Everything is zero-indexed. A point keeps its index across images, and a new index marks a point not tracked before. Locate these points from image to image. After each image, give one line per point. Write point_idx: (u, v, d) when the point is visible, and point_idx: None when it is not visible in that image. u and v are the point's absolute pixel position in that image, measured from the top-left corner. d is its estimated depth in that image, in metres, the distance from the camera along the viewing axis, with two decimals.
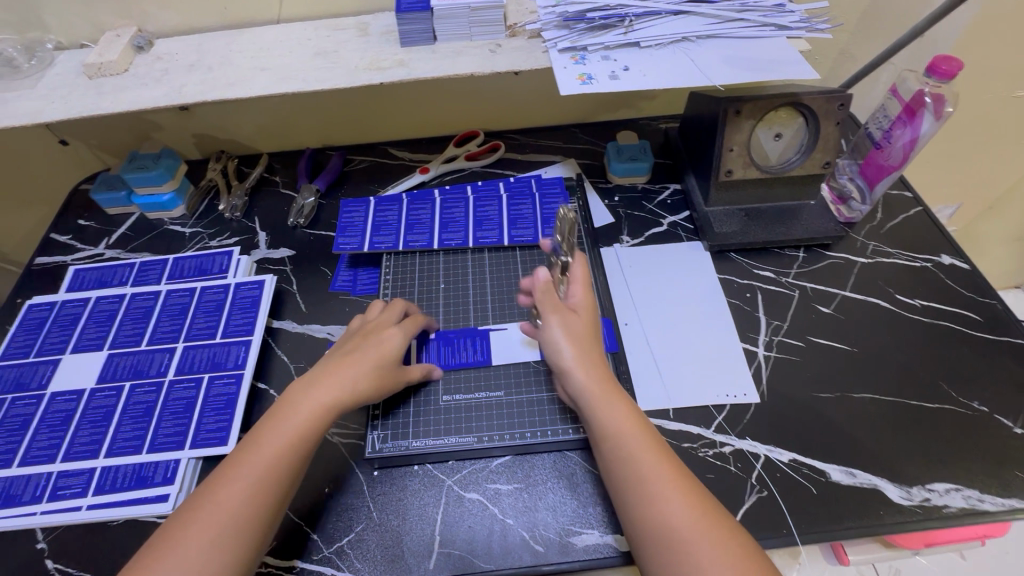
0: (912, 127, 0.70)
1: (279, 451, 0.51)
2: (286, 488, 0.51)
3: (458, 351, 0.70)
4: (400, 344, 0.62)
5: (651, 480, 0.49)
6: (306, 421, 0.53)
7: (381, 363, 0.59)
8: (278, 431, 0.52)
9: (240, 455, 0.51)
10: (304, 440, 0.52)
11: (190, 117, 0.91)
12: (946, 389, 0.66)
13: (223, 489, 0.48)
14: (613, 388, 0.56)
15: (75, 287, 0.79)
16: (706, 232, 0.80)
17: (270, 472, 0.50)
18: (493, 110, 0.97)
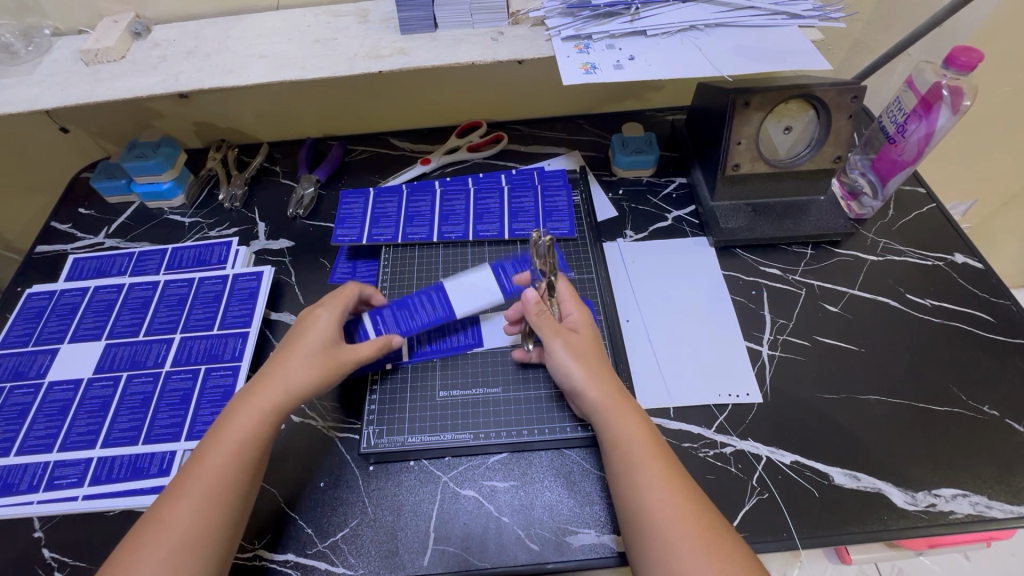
0: (927, 121, 0.67)
1: (225, 459, 0.51)
2: (243, 492, 0.51)
3: (412, 311, 0.68)
4: (330, 321, 0.60)
5: (655, 498, 0.49)
6: (249, 425, 0.53)
7: (308, 347, 0.58)
8: (222, 440, 0.52)
9: (195, 462, 0.51)
10: (257, 440, 0.53)
11: (190, 105, 0.90)
12: (956, 392, 0.65)
13: (172, 503, 0.49)
14: (623, 401, 0.56)
15: (75, 276, 0.79)
16: (712, 227, 0.78)
17: (216, 480, 0.50)
18: (496, 100, 0.96)
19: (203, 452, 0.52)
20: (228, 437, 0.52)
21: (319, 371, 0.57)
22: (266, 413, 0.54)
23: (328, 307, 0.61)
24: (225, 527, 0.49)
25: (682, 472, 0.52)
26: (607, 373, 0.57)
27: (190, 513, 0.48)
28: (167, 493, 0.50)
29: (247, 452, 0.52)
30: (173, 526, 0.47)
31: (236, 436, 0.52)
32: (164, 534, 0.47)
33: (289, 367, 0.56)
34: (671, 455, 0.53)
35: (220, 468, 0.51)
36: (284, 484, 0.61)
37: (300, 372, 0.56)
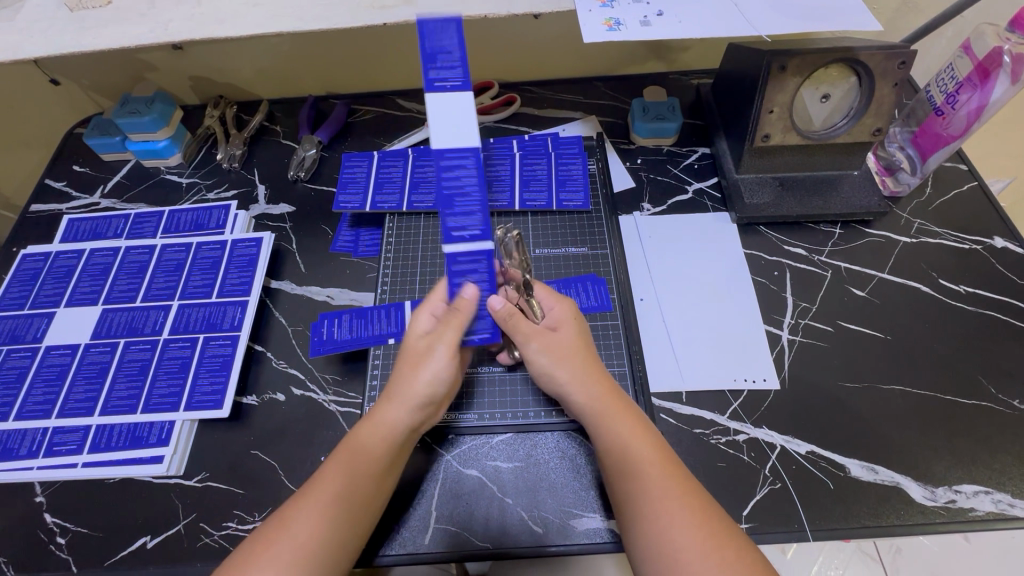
0: (981, 92, 0.61)
1: (348, 469, 0.50)
2: (357, 513, 0.49)
3: (458, 190, 0.49)
4: (426, 321, 0.56)
5: (655, 506, 0.47)
6: (372, 438, 0.52)
7: (405, 354, 0.55)
8: (345, 453, 0.51)
9: (319, 476, 0.50)
10: (378, 459, 0.51)
11: (186, 57, 0.85)
12: (986, 385, 0.62)
13: (294, 507, 0.48)
14: (621, 403, 0.54)
15: (70, 238, 0.76)
16: (735, 202, 0.74)
17: (338, 491, 0.49)
18: (509, 58, 0.89)
19: (328, 462, 0.51)
20: (354, 448, 0.51)
21: (416, 376, 0.53)
22: (387, 427, 0.52)
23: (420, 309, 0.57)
24: (337, 547, 0.47)
25: (681, 473, 0.50)
26: (593, 376, 0.54)
27: (312, 522, 0.47)
28: (293, 498, 0.49)
29: (370, 466, 0.51)
30: (294, 530, 0.46)
31: (360, 448, 0.51)
32: (282, 538, 0.46)
33: (399, 381, 0.53)
34: (680, 465, 0.51)
35: (344, 478, 0.49)
36: (285, 457, 0.60)
37: (403, 384, 0.53)
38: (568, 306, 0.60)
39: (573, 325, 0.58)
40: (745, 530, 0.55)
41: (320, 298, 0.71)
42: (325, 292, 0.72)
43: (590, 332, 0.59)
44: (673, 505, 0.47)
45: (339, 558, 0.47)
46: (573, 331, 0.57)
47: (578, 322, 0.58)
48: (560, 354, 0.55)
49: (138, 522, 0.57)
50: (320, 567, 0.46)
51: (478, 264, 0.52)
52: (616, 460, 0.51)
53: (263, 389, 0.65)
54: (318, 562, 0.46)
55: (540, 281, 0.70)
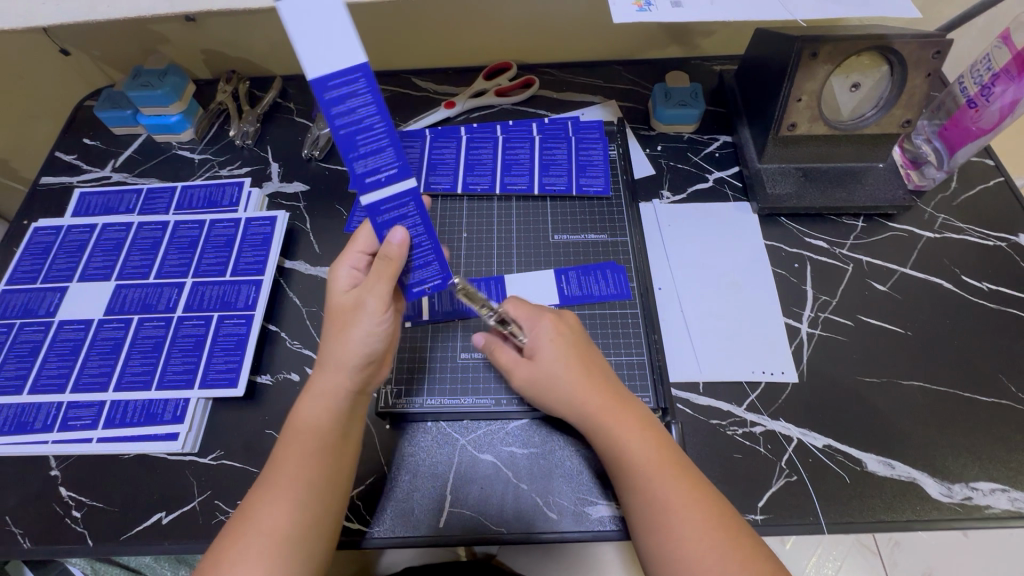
0: (1017, 85, 0.60)
1: (297, 451, 0.50)
2: (321, 486, 0.49)
3: (360, 128, 0.47)
4: (342, 275, 0.55)
5: (663, 512, 0.47)
6: (315, 414, 0.51)
7: (332, 316, 0.54)
8: (297, 435, 0.51)
9: (276, 463, 0.50)
10: (325, 430, 0.51)
11: (199, 30, 0.83)
12: (1005, 384, 0.61)
13: (256, 497, 0.48)
14: (623, 413, 0.52)
15: (82, 212, 0.76)
16: (757, 192, 0.72)
17: (292, 474, 0.48)
18: (529, 38, 0.87)
19: (280, 445, 0.51)
20: (300, 428, 0.51)
21: (348, 336, 0.52)
22: (326, 400, 0.52)
23: (342, 267, 0.56)
24: (308, 522, 0.47)
25: (693, 476, 0.49)
26: (585, 393, 0.53)
27: (275, 510, 0.47)
28: (254, 490, 0.49)
29: (317, 441, 0.50)
30: (259, 520, 0.46)
31: (305, 427, 0.51)
32: (250, 530, 0.46)
33: (327, 347, 0.53)
34: (691, 468, 0.50)
35: (296, 460, 0.49)
36: None
37: (333, 347, 0.52)
38: (553, 321, 0.57)
39: (553, 347, 0.55)
40: (759, 521, 0.55)
41: None
42: None
43: (584, 339, 0.57)
44: (679, 514, 0.46)
45: (312, 534, 0.47)
46: (553, 357, 0.54)
47: (558, 343, 0.55)
48: (539, 382, 0.55)
49: (153, 498, 0.58)
50: (295, 548, 0.46)
51: (406, 209, 0.53)
52: (622, 467, 0.50)
53: (277, 368, 0.65)
54: (291, 543, 0.46)
55: (558, 267, 0.69)
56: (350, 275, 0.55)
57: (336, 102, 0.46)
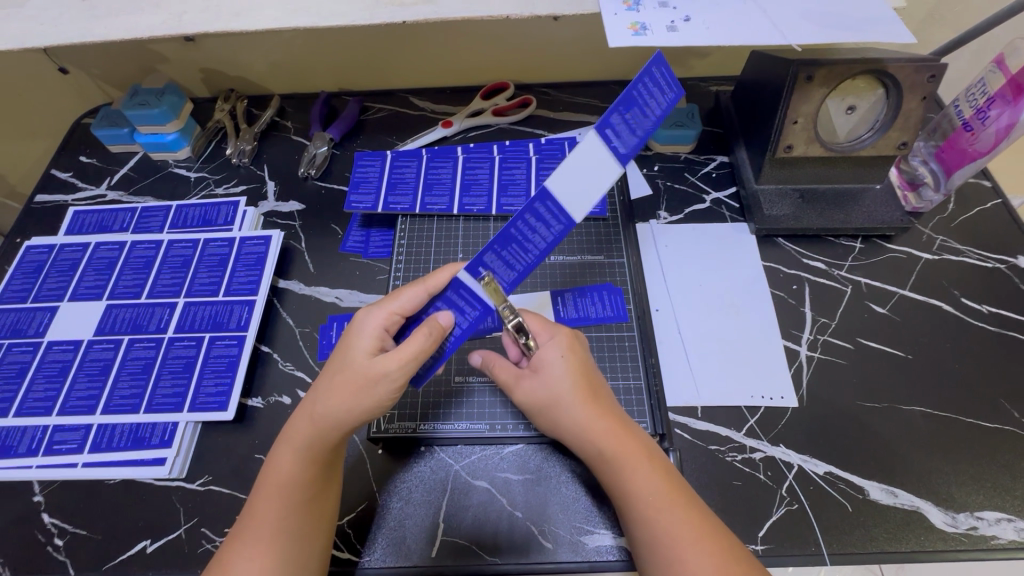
0: (1013, 109, 0.59)
1: (270, 503, 0.48)
2: (297, 535, 0.47)
3: (520, 242, 0.51)
4: (365, 327, 0.52)
5: (669, 547, 0.45)
6: (289, 463, 0.49)
7: (347, 360, 0.50)
8: (269, 484, 0.49)
9: (250, 513, 0.48)
10: (298, 479, 0.49)
11: (197, 49, 0.84)
12: (1009, 410, 0.60)
13: (231, 553, 0.46)
14: (628, 439, 0.50)
15: (75, 230, 0.75)
16: (754, 213, 0.72)
17: (268, 529, 0.47)
18: (526, 59, 0.88)
19: (253, 496, 0.49)
20: (272, 478, 0.49)
21: (359, 391, 0.48)
22: (298, 448, 0.49)
23: (374, 312, 0.53)
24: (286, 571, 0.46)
25: (697, 508, 0.47)
26: (589, 419, 0.51)
27: (251, 561, 0.45)
28: (229, 539, 0.47)
29: (291, 492, 0.48)
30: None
31: (279, 479, 0.49)
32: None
33: (328, 393, 0.49)
34: (696, 499, 0.48)
35: (269, 513, 0.47)
36: None
37: (338, 398, 0.48)
38: (565, 338, 0.54)
39: (564, 365, 0.53)
40: (760, 552, 0.53)
41: (329, 299, 0.70)
42: (334, 293, 0.71)
43: (589, 360, 0.55)
44: (686, 549, 0.45)
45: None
46: (560, 375, 0.52)
47: (570, 361, 0.53)
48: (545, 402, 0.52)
49: (138, 525, 0.56)
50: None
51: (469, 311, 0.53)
52: (626, 500, 0.48)
53: (268, 391, 0.64)
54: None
55: (553, 289, 0.68)
56: (378, 321, 0.52)
57: (533, 213, 0.49)
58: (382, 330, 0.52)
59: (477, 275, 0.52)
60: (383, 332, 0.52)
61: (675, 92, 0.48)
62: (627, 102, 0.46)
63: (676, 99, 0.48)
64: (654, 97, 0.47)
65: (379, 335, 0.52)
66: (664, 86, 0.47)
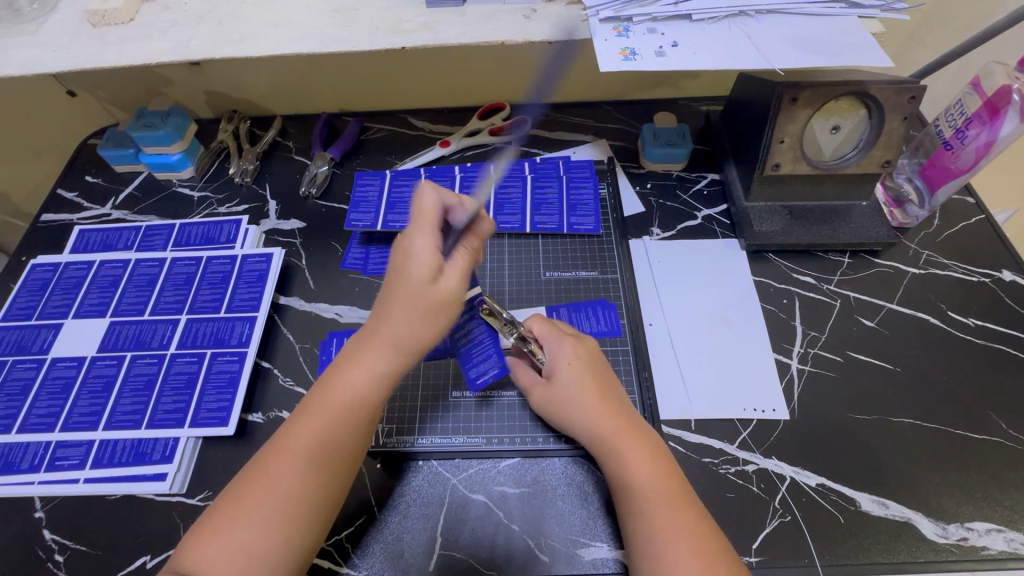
0: (990, 128, 0.62)
1: (332, 421, 0.49)
2: (339, 460, 0.49)
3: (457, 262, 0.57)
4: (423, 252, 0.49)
5: (662, 541, 0.47)
6: (364, 386, 0.50)
7: (414, 282, 0.49)
8: (331, 394, 0.50)
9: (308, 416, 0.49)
10: (367, 402, 0.51)
11: (201, 72, 0.86)
12: (996, 421, 0.61)
13: (279, 458, 0.48)
14: (633, 435, 0.53)
15: (80, 249, 0.77)
16: (745, 229, 0.74)
17: (324, 443, 0.49)
18: (522, 81, 0.91)
19: (309, 406, 0.50)
20: (339, 394, 0.50)
21: (432, 312, 0.50)
22: (379, 375, 0.51)
23: (422, 231, 0.49)
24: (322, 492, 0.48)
25: (696, 513, 0.48)
26: (598, 417, 0.54)
27: (293, 471, 0.47)
28: (272, 443, 0.49)
29: (354, 415, 0.50)
30: (282, 483, 0.47)
31: (346, 393, 0.50)
32: (269, 491, 0.46)
33: (404, 317, 0.50)
34: (698, 507, 0.49)
35: (328, 429, 0.49)
36: None
37: (413, 320, 0.50)
38: (572, 344, 0.59)
39: (573, 370, 0.57)
40: (754, 564, 0.54)
41: (328, 315, 0.71)
42: (333, 309, 0.72)
43: (599, 365, 0.59)
44: (677, 547, 0.46)
45: (327, 504, 0.49)
46: (570, 375, 0.57)
47: (576, 365, 0.57)
48: (557, 399, 0.57)
49: (138, 540, 0.57)
50: (310, 512, 0.47)
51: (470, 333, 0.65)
52: (627, 493, 0.50)
53: (268, 406, 0.64)
54: (307, 510, 0.47)
55: (548, 304, 0.70)
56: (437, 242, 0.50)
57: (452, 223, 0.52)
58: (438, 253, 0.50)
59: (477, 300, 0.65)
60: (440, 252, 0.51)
61: None
62: None
63: None
64: None
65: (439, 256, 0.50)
66: None
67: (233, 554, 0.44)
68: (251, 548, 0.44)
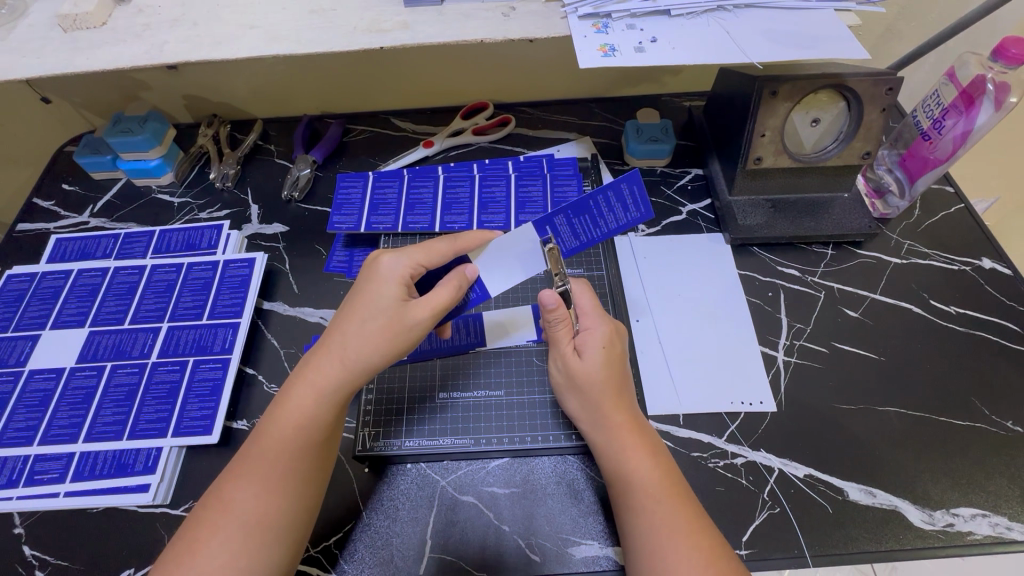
0: (966, 118, 0.63)
1: (282, 445, 0.48)
2: (303, 477, 0.48)
3: (597, 215, 0.54)
4: (393, 271, 0.53)
5: (658, 539, 0.46)
6: (309, 404, 0.49)
7: (375, 307, 0.51)
8: (279, 416, 0.49)
9: (257, 442, 0.48)
10: (313, 421, 0.49)
11: (179, 76, 0.85)
12: (979, 407, 0.62)
13: (235, 484, 0.47)
14: (637, 434, 0.52)
15: (57, 258, 0.75)
16: (729, 223, 0.74)
17: (276, 469, 0.47)
18: (505, 80, 0.90)
19: (262, 429, 0.49)
20: (287, 414, 0.49)
21: (388, 335, 0.50)
22: (324, 392, 0.50)
23: (402, 257, 0.54)
24: (289, 509, 0.47)
25: (693, 510, 0.48)
26: (610, 412, 0.52)
27: (253, 495, 0.46)
28: (230, 473, 0.48)
29: (305, 433, 0.49)
30: (238, 509, 0.46)
31: (293, 413, 0.49)
32: (228, 519, 0.46)
33: (358, 336, 0.50)
34: (691, 499, 0.50)
35: (281, 452, 0.48)
36: None
37: (368, 343, 0.50)
38: (610, 329, 0.56)
39: (605, 352, 0.54)
40: (744, 556, 0.54)
41: (313, 319, 0.71)
42: (318, 313, 0.71)
43: (623, 361, 0.56)
44: (673, 544, 0.46)
45: (289, 526, 0.47)
46: (599, 363, 0.54)
47: (609, 351, 0.54)
48: (579, 384, 0.54)
49: (123, 553, 0.56)
50: (278, 535, 0.47)
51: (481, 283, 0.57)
52: (626, 491, 0.50)
53: (253, 413, 0.64)
54: (269, 534, 0.46)
55: (534, 303, 0.69)
56: (404, 269, 0.53)
57: (615, 193, 0.53)
58: (404, 279, 0.53)
59: (543, 236, 0.54)
60: (408, 281, 0.53)
61: (640, 213, 0.55)
62: (581, 211, 0.53)
63: (638, 219, 0.55)
64: (617, 211, 0.55)
65: (404, 282, 0.53)
66: (630, 206, 0.54)
67: None
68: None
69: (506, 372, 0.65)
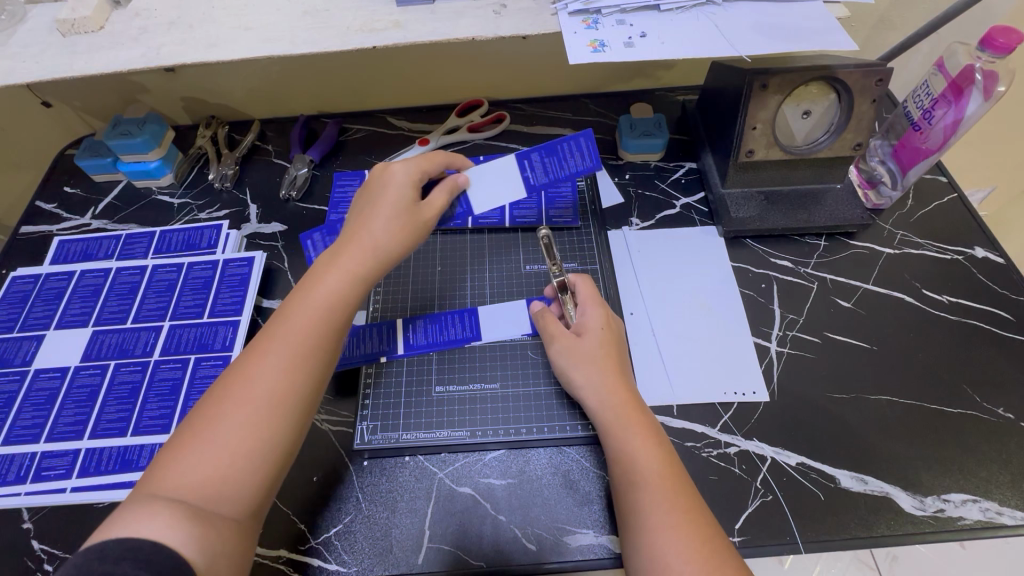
0: (956, 107, 0.63)
1: (313, 318, 0.49)
2: (328, 357, 0.49)
3: (562, 158, 0.64)
4: (403, 176, 0.58)
5: (650, 523, 0.46)
6: (341, 288, 0.52)
7: (394, 203, 0.57)
8: (308, 298, 0.50)
9: (282, 318, 0.49)
10: (345, 303, 0.51)
11: (177, 78, 0.86)
12: (971, 395, 0.62)
13: (260, 355, 0.46)
14: (636, 414, 0.53)
15: (60, 259, 0.76)
16: (722, 216, 0.75)
17: (304, 342, 0.48)
18: (499, 77, 0.91)
19: (285, 309, 0.50)
20: (318, 295, 0.51)
21: (409, 228, 0.57)
22: (356, 278, 0.53)
23: (410, 164, 0.59)
24: (309, 388, 0.47)
25: (689, 494, 0.48)
26: (613, 388, 0.55)
27: (277, 368, 0.46)
28: (249, 347, 0.47)
29: (334, 312, 0.51)
30: (261, 380, 0.45)
31: (324, 294, 0.51)
32: (252, 387, 0.45)
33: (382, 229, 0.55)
34: (688, 484, 0.49)
35: (307, 328, 0.48)
36: None
37: (391, 233, 0.55)
38: (607, 313, 0.61)
39: (602, 337, 0.58)
40: (737, 543, 0.55)
41: None
42: None
43: (621, 344, 0.60)
44: (668, 524, 0.45)
45: (310, 408, 0.47)
46: (596, 342, 0.58)
47: (607, 333, 0.59)
48: (577, 361, 0.58)
49: None
50: (297, 414, 0.46)
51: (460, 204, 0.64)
52: (624, 475, 0.50)
53: None
54: (288, 410, 0.45)
55: (528, 298, 0.70)
56: (415, 173, 0.59)
57: (575, 141, 0.64)
58: (413, 181, 0.59)
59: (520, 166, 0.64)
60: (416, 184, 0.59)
61: (593, 164, 0.64)
62: (549, 151, 0.64)
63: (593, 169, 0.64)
64: (576, 157, 0.64)
65: (415, 185, 0.59)
66: (585, 155, 0.64)
67: (216, 454, 0.42)
68: (234, 447, 0.42)
69: (501, 365, 0.66)
